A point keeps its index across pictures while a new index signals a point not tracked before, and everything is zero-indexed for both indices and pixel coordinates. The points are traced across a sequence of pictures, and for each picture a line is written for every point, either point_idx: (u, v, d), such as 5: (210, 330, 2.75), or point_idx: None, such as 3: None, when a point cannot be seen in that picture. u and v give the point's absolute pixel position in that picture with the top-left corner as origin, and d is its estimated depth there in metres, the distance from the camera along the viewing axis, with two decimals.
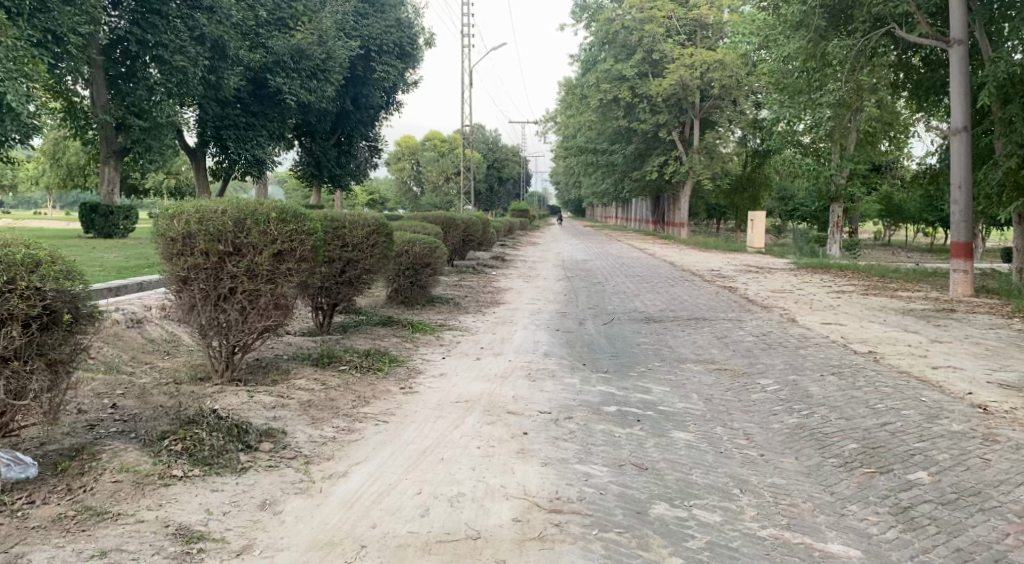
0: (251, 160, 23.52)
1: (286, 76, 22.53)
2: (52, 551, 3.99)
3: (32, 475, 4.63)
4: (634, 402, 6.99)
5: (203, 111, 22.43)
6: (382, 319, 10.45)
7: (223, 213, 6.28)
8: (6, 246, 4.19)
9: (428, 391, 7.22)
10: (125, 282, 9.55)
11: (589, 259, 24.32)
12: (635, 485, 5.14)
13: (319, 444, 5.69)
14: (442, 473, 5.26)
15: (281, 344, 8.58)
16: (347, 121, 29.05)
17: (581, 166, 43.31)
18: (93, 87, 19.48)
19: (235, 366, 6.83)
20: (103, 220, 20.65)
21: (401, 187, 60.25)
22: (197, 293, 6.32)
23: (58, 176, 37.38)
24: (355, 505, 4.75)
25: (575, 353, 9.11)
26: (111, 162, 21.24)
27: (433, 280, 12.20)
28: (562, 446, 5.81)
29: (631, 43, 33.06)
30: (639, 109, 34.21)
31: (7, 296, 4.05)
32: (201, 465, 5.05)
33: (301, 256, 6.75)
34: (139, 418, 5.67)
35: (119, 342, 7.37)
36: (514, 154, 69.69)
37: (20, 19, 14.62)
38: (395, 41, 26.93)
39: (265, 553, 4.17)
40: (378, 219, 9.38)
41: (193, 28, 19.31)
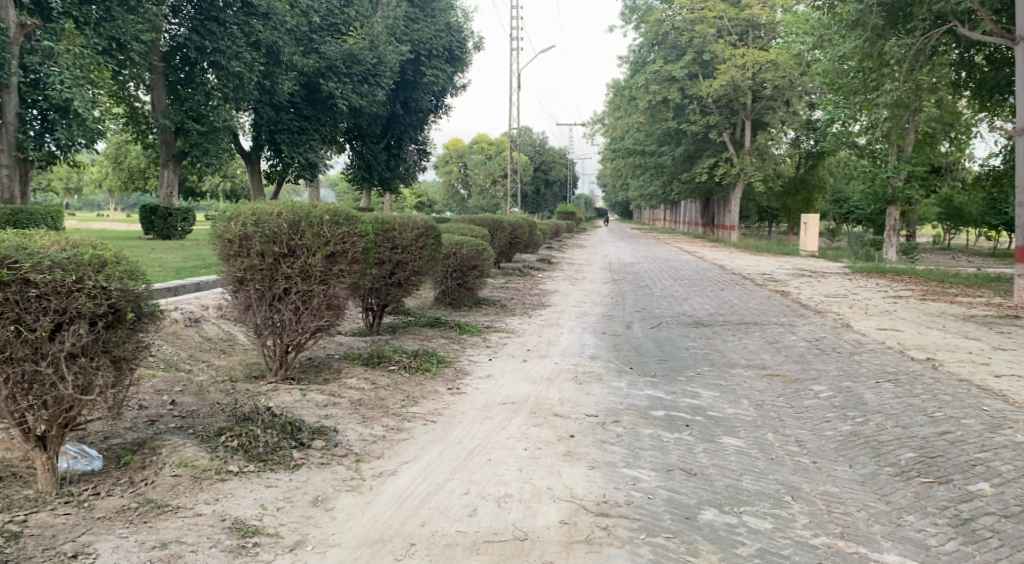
0: (303, 164, 23.91)
1: (339, 81, 22.99)
2: (117, 541, 4.12)
3: (98, 468, 4.84)
4: (682, 407, 6.94)
5: (259, 115, 22.92)
6: (431, 320, 10.56)
7: (279, 214, 6.40)
8: (76, 247, 4.34)
9: (475, 392, 7.28)
10: (183, 282, 9.84)
11: (637, 262, 24.10)
12: (684, 490, 5.10)
13: (369, 442, 5.78)
14: (489, 474, 5.30)
15: (332, 344, 8.72)
16: (397, 125, 29.40)
17: (630, 168, 43.11)
18: (154, 93, 20.17)
19: (288, 365, 6.99)
20: (162, 223, 21.22)
21: (449, 189, 60.74)
22: (253, 293, 6.50)
23: (121, 179, 38.52)
24: (405, 504, 4.81)
25: (622, 356, 9.08)
26: (171, 166, 21.73)
27: (480, 282, 12.28)
28: (610, 449, 5.80)
29: (682, 45, 32.77)
30: (689, 110, 33.87)
31: (76, 295, 4.21)
32: (256, 461, 5.18)
33: (354, 257, 6.85)
34: (197, 415, 5.85)
35: (178, 340, 7.58)
36: (561, 157, 69.66)
37: (87, 28, 15.21)
38: (445, 45, 27.17)
39: (317, 549, 4.25)
40: (427, 222, 9.47)
41: (249, 35, 19.82)
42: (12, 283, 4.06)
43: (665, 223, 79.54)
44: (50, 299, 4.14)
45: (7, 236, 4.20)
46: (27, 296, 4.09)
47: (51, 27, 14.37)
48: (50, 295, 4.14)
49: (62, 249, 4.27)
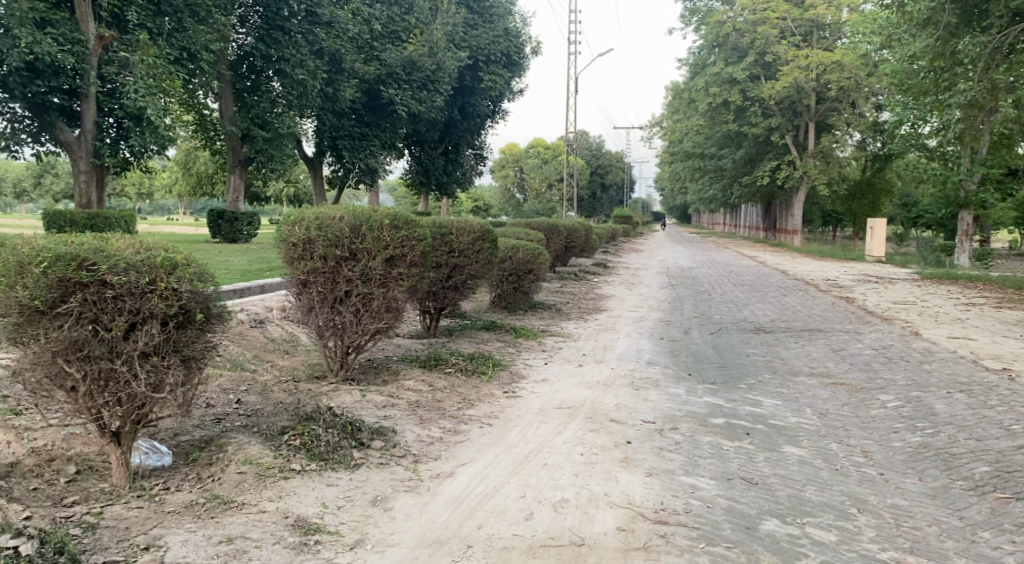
0: (364, 169, 24.32)
1: (398, 87, 23.34)
2: (186, 535, 4.24)
3: (167, 463, 5.02)
4: (742, 415, 6.82)
5: (321, 122, 23.45)
6: (487, 324, 10.61)
7: (341, 219, 6.53)
8: (149, 249, 4.48)
9: (530, 396, 7.29)
10: (248, 285, 10.03)
11: (696, 267, 23.74)
12: (744, 500, 5.01)
13: (427, 443, 5.85)
14: (546, 478, 5.30)
15: (390, 345, 8.87)
16: (455, 130, 29.66)
17: (689, 171, 42.56)
18: (222, 101, 20.78)
19: (348, 365, 7.12)
20: (228, 226, 21.77)
21: (505, 194, 60.95)
22: (316, 296, 6.65)
23: (189, 184, 39.73)
24: (462, 505, 4.85)
25: (680, 363, 8.96)
26: (237, 171, 22.27)
27: (536, 286, 12.30)
28: (668, 456, 5.73)
29: (743, 46, 32.23)
30: (750, 113, 33.22)
31: (149, 296, 4.35)
32: (317, 459, 5.29)
33: (412, 261, 6.92)
34: (261, 414, 6.01)
35: (243, 341, 7.80)
36: (618, 160, 69.22)
37: (160, 39, 15.73)
38: (502, 50, 27.28)
39: (376, 548, 4.32)
40: (485, 226, 9.52)
41: (313, 43, 20.25)
42: (90, 284, 4.23)
43: (725, 227, 78.27)
44: (125, 300, 4.30)
45: (85, 239, 4.37)
46: (104, 296, 4.27)
47: (127, 38, 15.02)
48: (125, 297, 4.30)
49: (136, 251, 4.41)
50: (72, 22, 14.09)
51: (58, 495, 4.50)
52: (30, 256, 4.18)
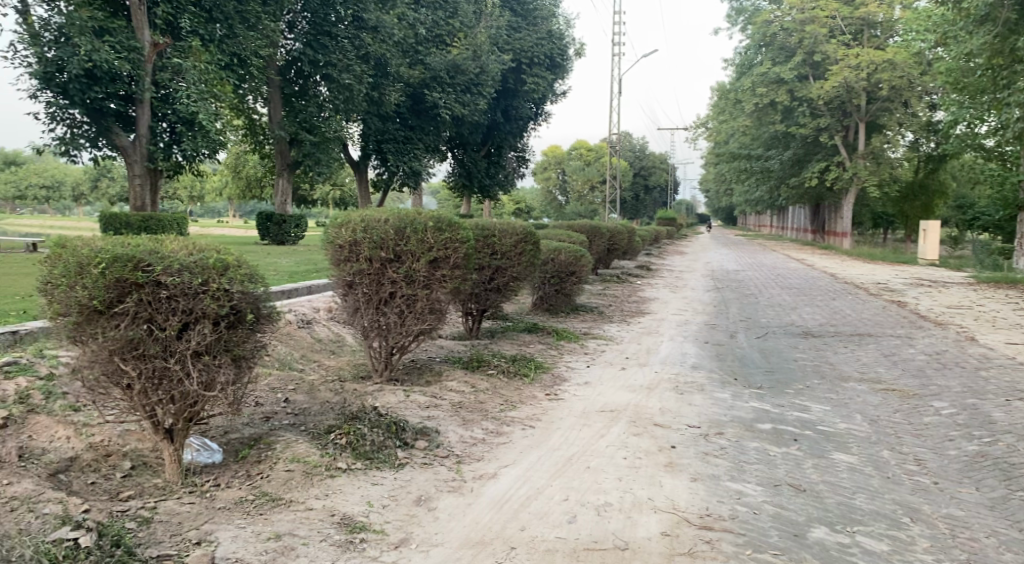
0: (407, 172, 24.45)
1: (442, 90, 23.52)
2: (236, 531, 4.33)
3: (217, 460, 5.15)
4: (790, 420, 6.71)
5: (367, 126, 23.74)
6: (529, 326, 10.61)
7: (386, 221, 6.62)
8: (201, 251, 4.58)
9: (573, 399, 7.27)
10: (296, 286, 10.20)
11: (742, 270, 23.38)
12: (792, 507, 4.93)
13: (470, 444, 5.88)
14: (589, 481, 5.28)
15: (434, 347, 8.93)
16: (498, 133, 29.76)
17: (734, 173, 41.97)
18: (271, 105, 21.17)
19: (393, 366, 7.18)
20: (276, 228, 22.14)
21: (547, 196, 60.98)
22: (361, 297, 6.74)
23: (239, 187, 40.49)
24: (505, 507, 4.86)
25: (726, 367, 8.85)
26: (285, 174, 22.63)
27: (578, 289, 12.25)
28: (714, 462, 5.66)
29: (791, 45, 31.72)
30: (798, 113, 32.65)
31: (201, 296, 4.45)
32: (363, 458, 5.36)
33: (456, 263, 6.93)
34: (308, 413, 6.12)
35: (292, 341, 7.94)
36: (662, 162, 68.69)
37: (212, 45, 16.09)
38: (546, 52, 27.30)
39: (420, 547, 4.35)
40: (527, 229, 9.54)
41: (359, 48, 20.55)
42: (145, 284, 4.35)
43: (772, 229, 77.05)
44: (178, 300, 4.41)
45: (141, 241, 4.49)
46: (159, 296, 4.38)
47: (180, 45, 15.42)
48: (178, 297, 4.41)
49: (189, 253, 4.52)
50: (128, 30, 14.53)
51: (114, 489, 4.64)
52: (89, 257, 4.31)
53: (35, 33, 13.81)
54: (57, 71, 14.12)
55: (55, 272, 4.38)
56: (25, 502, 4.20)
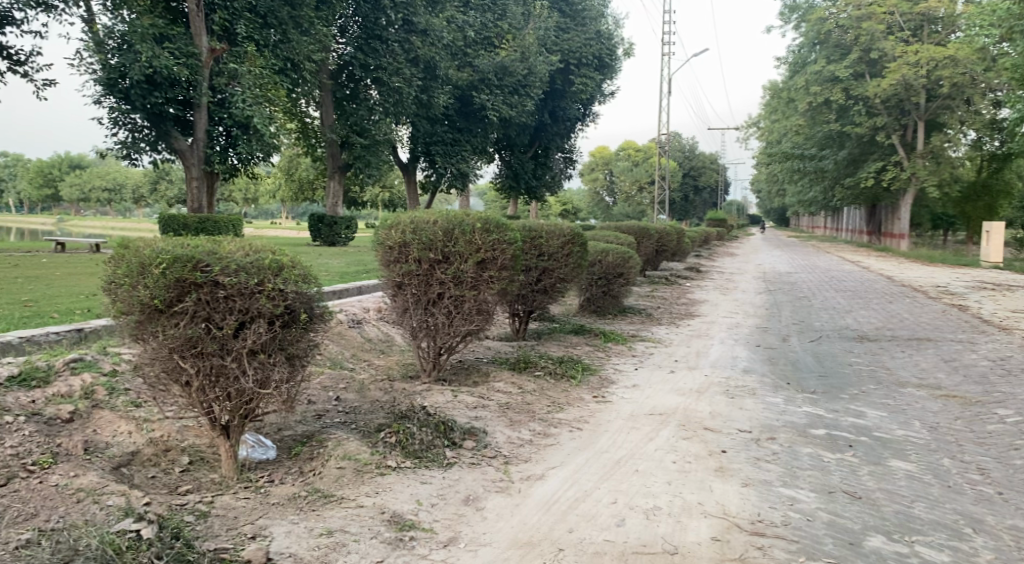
0: (455, 173, 24.61)
1: (490, 92, 23.60)
2: (289, 526, 4.41)
3: (271, 457, 5.26)
4: (845, 426, 6.56)
5: (416, 129, 23.97)
6: (576, 327, 10.59)
7: (435, 223, 6.68)
8: (257, 252, 4.70)
9: (621, 402, 7.22)
10: (346, 286, 10.37)
11: (794, 272, 22.93)
12: (847, 514, 4.81)
13: (517, 445, 5.89)
14: (637, 484, 5.24)
15: (481, 347, 8.96)
16: (545, 134, 29.75)
17: (786, 173, 41.22)
18: (323, 109, 21.56)
19: (441, 366, 7.24)
20: (328, 230, 22.48)
21: (594, 197, 60.78)
22: (410, 297, 6.82)
23: (291, 190, 41.27)
24: (553, 508, 4.85)
25: (778, 371, 8.69)
26: (336, 177, 22.99)
27: (626, 290, 12.16)
28: (765, 467, 5.57)
29: (847, 43, 31.02)
30: (854, 112, 31.88)
31: (256, 296, 4.55)
32: (412, 457, 5.41)
33: (504, 264, 6.93)
34: (358, 411, 6.21)
35: (342, 340, 8.06)
36: (712, 162, 67.81)
37: (266, 51, 16.43)
38: (594, 53, 27.18)
39: (469, 547, 4.37)
40: (575, 229, 9.51)
41: (409, 51, 20.74)
42: (204, 284, 4.46)
43: (826, 230, 75.37)
44: (235, 300, 4.51)
45: (200, 242, 4.62)
46: (216, 296, 4.49)
47: (236, 50, 15.80)
48: (235, 297, 4.51)
49: (245, 254, 4.62)
50: (187, 37, 14.95)
51: (173, 483, 4.77)
52: (151, 258, 4.44)
53: (100, 41, 14.29)
54: (120, 77, 14.57)
55: (118, 272, 4.53)
56: (90, 493, 4.38)
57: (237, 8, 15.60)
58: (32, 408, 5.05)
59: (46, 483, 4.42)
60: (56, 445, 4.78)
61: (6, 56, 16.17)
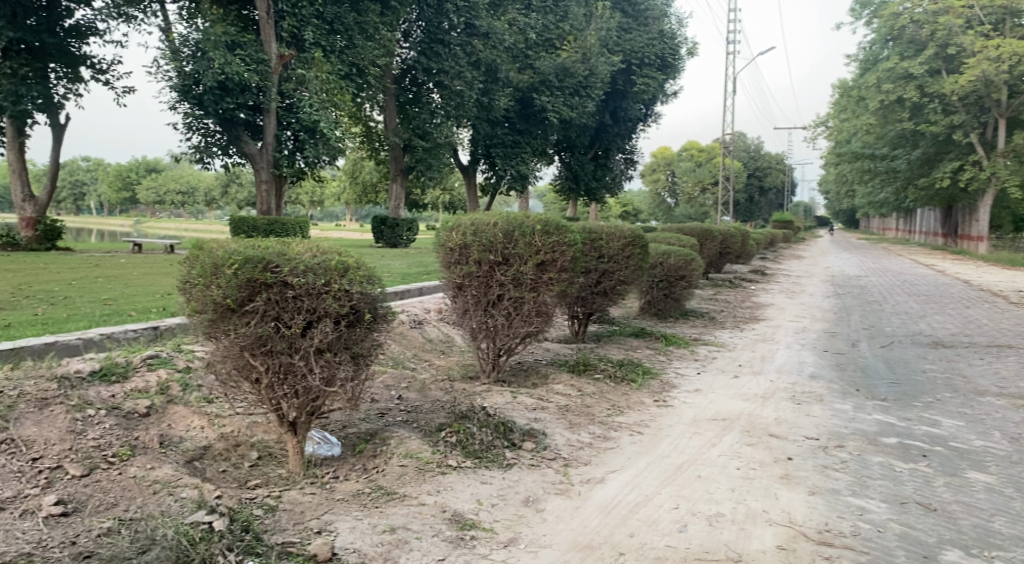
0: (514, 176, 24.70)
1: (551, 94, 23.60)
2: (354, 522, 4.49)
3: (336, 454, 5.38)
4: (919, 435, 6.33)
5: (476, 131, 24.18)
6: (637, 330, 10.50)
7: (495, 225, 6.73)
8: (324, 253, 4.80)
9: (682, 406, 7.13)
10: (408, 287, 10.53)
11: (864, 276, 22.21)
12: (921, 527, 4.65)
13: (577, 448, 5.87)
14: (700, 490, 5.16)
15: (540, 349, 8.96)
16: (605, 135, 29.59)
17: (856, 173, 40.05)
18: (386, 113, 21.93)
19: (500, 367, 7.27)
20: (390, 232, 22.78)
21: (656, 198, 60.26)
22: (470, 299, 6.88)
23: (355, 192, 42.00)
24: (613, 512, 4.82)
25: (847, 377, 8.44)
26: (398, 180, 23.33)
27: (688, 293, 11.97)
28: (833, 476, 5.42)
29: (922, 38, 29.98)
30: (928, 109, 30.74)
31: (323, 296, 4.65)
32: (473, 457, 5.45)
33: (563, 266, 6.91)
34: (420, 410, 6.29)
35: (404, 340, 8.18)
36: (778, 162, 66.35)
37: (332, 56, 16.77)
38: (657, 52, 26.85)
39: (529, 548, 4.38)
40: (636, 231, 9.42)
41: (470, 54, 20.90)
42: (273, 284, 4.58)
43: (897, 232, 72.90)
44: (303, 300, 4.62)
45: (270, 244, 4.75)
46: (286, 296, 4.60)
47: (304, 56, 16.17)
48: (302, 297, 4.62)
49: (313, 255, 4.74)
50: (257, 44, 15.41)
51: (243, 477, 4.92)
52: (224, 258, 4.58)
53: (176, 49, 14.82)
54: (194, 84, 15.06)
55: (193, 272, 4.69)
56: (165, 486, 4.55)
57: (305, 15, 15.96)
58: (112, 402, 5.26)
59: (125, 474, 4.61)
60: (134, 438, 4.97)
61: (89, 66, 16.94)
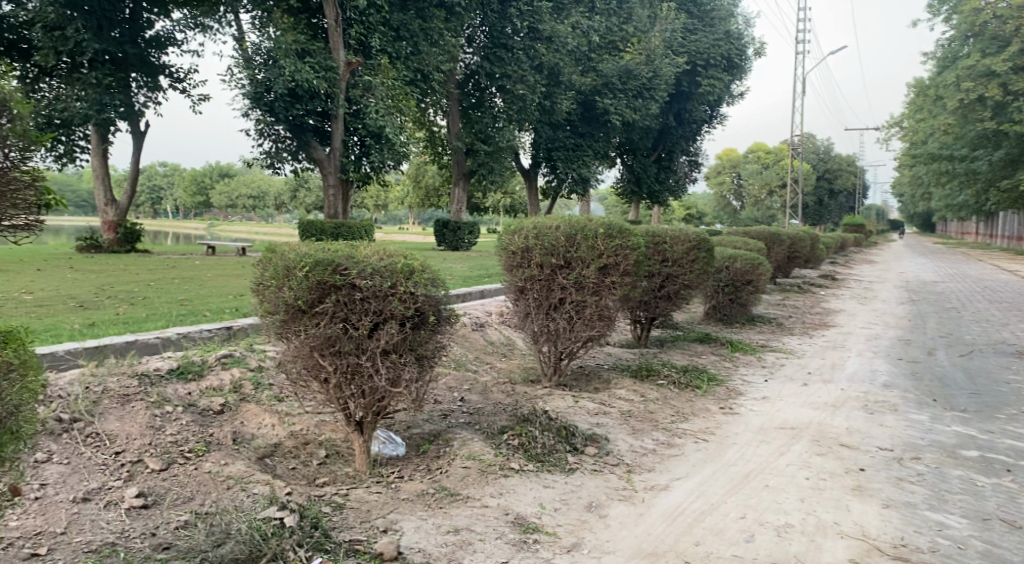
0: (576, 179, 24.66)
1: (614, 97, 23.46)
2: (418, 522, 4.54)
3: (401, 454, 5.46)
4: (1003, 449, 6.04)
5: (538, 135, 24.25)
6: (701, 336, 10.34)
7: (558, 228, 6.73)
8: (391, 256, 4.87)
9: (749, 414, 6.98)
10: (470, 290, 10.61)
11: (941, 282, 21.34)
12: (1005, 545, 4.45)
13: (640, 454, 5.81)
14: (767, 500, 5.05)
15: (602, 353, 8.91)
16: (669, 138, 29.28)
17: (933, 175, 38.59)
18: (450, 118, 22.21)
19: (562, 371, 7.26)
20: (452, 235, 22.97)
21: (720, 201, 59.35)
22: (532, 302, 6.89)
23: (418, 196, 42.60)
24: (678, 520, 4.76)
25: (924, 387, 8.12)
26: (461, 183, 23.54)
27: (755, 298, 11.71)
28: (909, 488, 5.22)
29: (1006, 34, 28.69)
30: (1013, 109, 28.94)
31: (390, 298, 4.72)
32: (535, 460, 5.45)
33: (627, 269, 6.84)
34: (482, 412, 6.33)
35: (467, 342, 8.25)
36: (849, 164, 64.47)
37: (398, 62, 17.03)
38: (723, 53, 26.30)
39: (592, 553, 4.36)
40: (701, 235, 9.28)
41: (533, 58, 20.91)
42: (342, 286, 4.67)
43: (977, 236, 69.97)
44: (370, 302, 4.70)
45: (339, 247, 4.84)
46: (354, 298, 4.69)
47: (371, 63, 16.46)
48: (370, 299, 4.70)
49: (380, 258, 4.82)
50: (326, 51, 15.76)
51: (311, 475, 5.04)
52: (295, 260, 4.69)
53: (248, 58, 15.21)
54: (266, 91, 15.41)
55: (266, 274, 4.82)
56: (238, 481, 4.68)
57: (373, 22, 16.24)
58: (188, 399, 5.45)
59: (201, 469, 4.77)
60: (209, 435, 5.15)
61: (167, 75, 17.61)
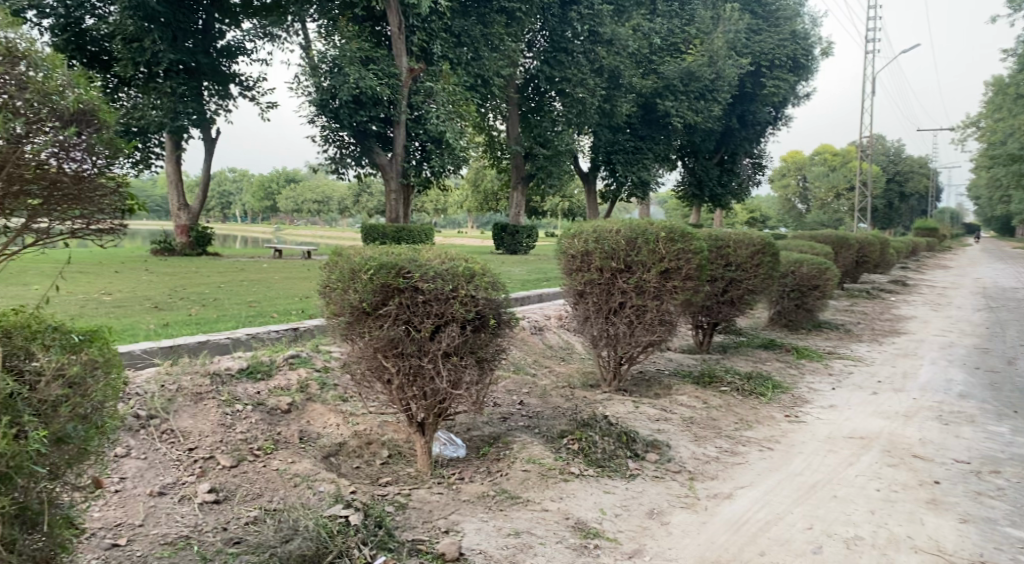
0: (636, 182, 24.46)
1: (675, 99, 23.12)
2: (479, 523, 4.57)
3: (461, 455, 5.51)
4: None
5: (597, 138, 24.17)
6: (765, 342, 10.12)
7: (618, 231, 6.70)
8: (452, 260, 4.92)
9: (815, 423, 6.80)
10: (529, 294, 10.62)
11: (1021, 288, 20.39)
12: None
13: (703, 461, 5.72)
14: (836, 511, 4.91)
15: (662, 359, 8.82)
16: (732, 140, 28.79)
17: (1012, 176, 36.97)
18: (509, 122, 22.32)
19: (621, 376, 7.20)
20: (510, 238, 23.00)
21: (785, 204, 58.03)
22: (592, 306, 6.88)
23: (477, 200, 42.90)
24: (743, 529, 4.66)
25: (1004, 398, 7.78)
26: (520, 187, 23.58)
27: (822, 304, 11.39)
28: (988, 503, 5.01)
29: None
30: None
31: (451, 301, 4.76)
32: (595, 465, 5.43)
33: (688, 274, 6.75)
34: (541, 416, 6.33)
35: (526, 346, 8.27)
36: (922, 165, 62.32)
37: (458, 68, 17.22)
38: (789, 53, 25.77)
39: (655, 560, 4.30)
40: (765, 239, 9.10)
41: (593, 61, 20.85)
42: (405, 289, 4.74)
43: None
44: (432, 304, 4.75)
45: (402, 250, 4.91)
46: (416, 301, 4.75)
47: (433, 70, 16.65)
48: (432, 302, 4.75)
49: (442, 261, 4.87)
50: (389, 57, 16.01)
51: (374, 474, 5.12)
52: (360, 264, 4.77)
53: (314, 66, 15.56)
54: (331, 98, 15.76)
55: (332, 277, 4.92)
56: (305, 480, 4.79)
57: (435, 28, 16.40)
58: (257, 398, 5.59)
59: (269, 466, 4.90)
60: (276, 433, 5.28)
61: (237, 83, 18.17)
